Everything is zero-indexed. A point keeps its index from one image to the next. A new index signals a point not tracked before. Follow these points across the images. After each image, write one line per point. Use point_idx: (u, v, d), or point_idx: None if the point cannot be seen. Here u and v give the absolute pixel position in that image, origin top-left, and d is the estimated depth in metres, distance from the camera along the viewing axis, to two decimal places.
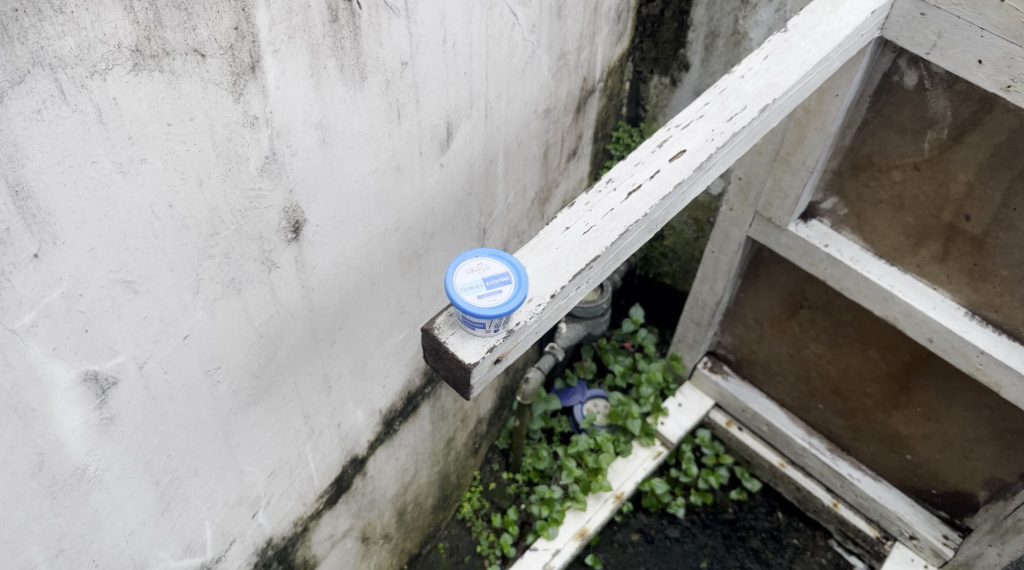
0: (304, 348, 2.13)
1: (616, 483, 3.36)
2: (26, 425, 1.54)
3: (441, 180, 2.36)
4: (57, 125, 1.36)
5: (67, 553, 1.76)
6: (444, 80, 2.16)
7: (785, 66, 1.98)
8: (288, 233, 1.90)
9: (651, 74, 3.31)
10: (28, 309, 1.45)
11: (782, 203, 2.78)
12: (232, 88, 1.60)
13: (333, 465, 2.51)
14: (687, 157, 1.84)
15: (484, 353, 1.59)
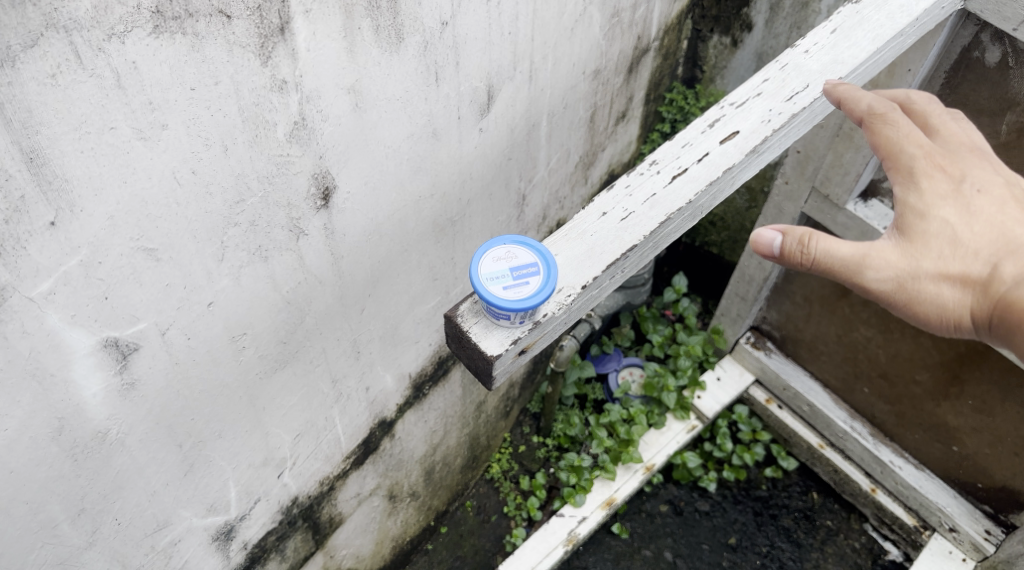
0: (332, 315, 2.09)
1: (646, 455, 3.28)
2: (46, 389, 1.52)
3: (480, 145, 2.27)
4: (73, 90, 1.30)
5: (89, 512, 1.76)
6: (488, 40, 2.05)
7: (854, 41, 1.84)
8: (317, 200, 1.83)
9: (711, 33, 3.13)
10: (45, 277, 1.41)
11: (841, 180, 2.63)
12: (260, 51, 1.52)
13: (361, 428, 2.49)
14: (739, 140, 1.73)
15: (508, 344, 1.52)
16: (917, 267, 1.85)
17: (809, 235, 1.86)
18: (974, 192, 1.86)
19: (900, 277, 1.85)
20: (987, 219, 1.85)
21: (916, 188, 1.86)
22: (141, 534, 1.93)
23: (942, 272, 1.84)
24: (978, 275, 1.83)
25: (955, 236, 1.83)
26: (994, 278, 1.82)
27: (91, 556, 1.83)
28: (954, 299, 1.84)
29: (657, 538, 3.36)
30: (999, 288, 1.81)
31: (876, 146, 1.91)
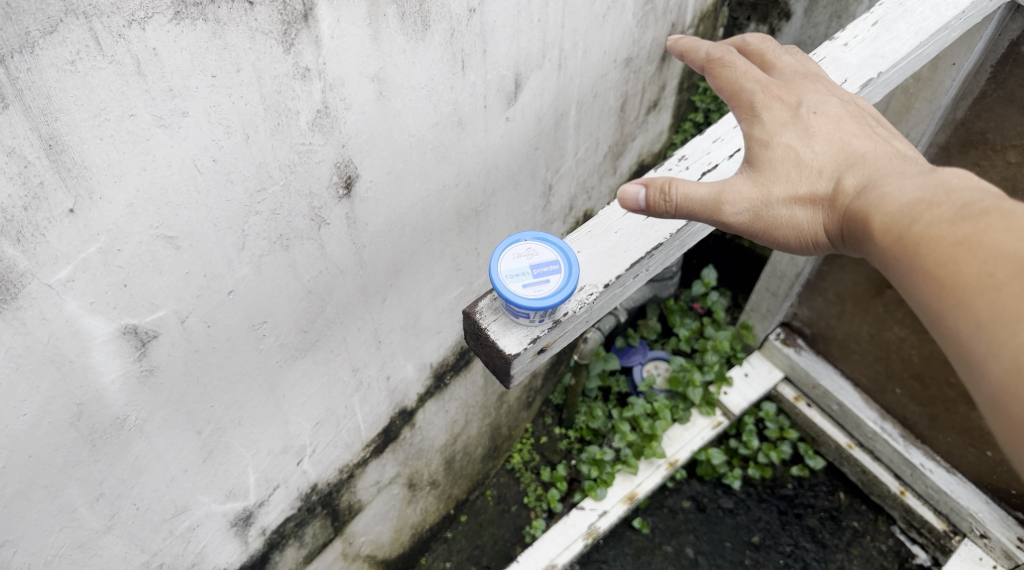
0: (354, 304, 2.08)
1: (670, 450, 3.24)
2: (64, 375, 1.52)
3: (506, 135, 2.23)
4: (93, 76, 1.29)
5: (107, 497, 1.76)
6: (516, 28, 2.00)
7: (896, 35, 1.81)
8: (340, 189, 1.81)
9: (748, 21, 3.05)
10: (64, 264, 1.41)
11: None
12: (283, 38, 1.50)
13: (381, 417, 2.48)
14: None
15: (526, 344, 1.55)
16: (769, 190, 1.67)
17: (668, 182, 1.62)
18: (812, 112, 1.71)
19: (753, 206, 1.68)
20: (826, 136, 1.69)
21: (757, 119, 1.73)
22: (160, 519, 1.94)
23: (796, 193, 1.66)
24: (824, 191, 1.65)
25: (793, 155, 1.68)
26: (835, 190, 1.63)
27: (109, 539, 1.84)
28: (805, 217, 1.66)
29: (678, 535, 3.33)
30: (844, 201, 1.61)
31: (721, 90, 1.82)
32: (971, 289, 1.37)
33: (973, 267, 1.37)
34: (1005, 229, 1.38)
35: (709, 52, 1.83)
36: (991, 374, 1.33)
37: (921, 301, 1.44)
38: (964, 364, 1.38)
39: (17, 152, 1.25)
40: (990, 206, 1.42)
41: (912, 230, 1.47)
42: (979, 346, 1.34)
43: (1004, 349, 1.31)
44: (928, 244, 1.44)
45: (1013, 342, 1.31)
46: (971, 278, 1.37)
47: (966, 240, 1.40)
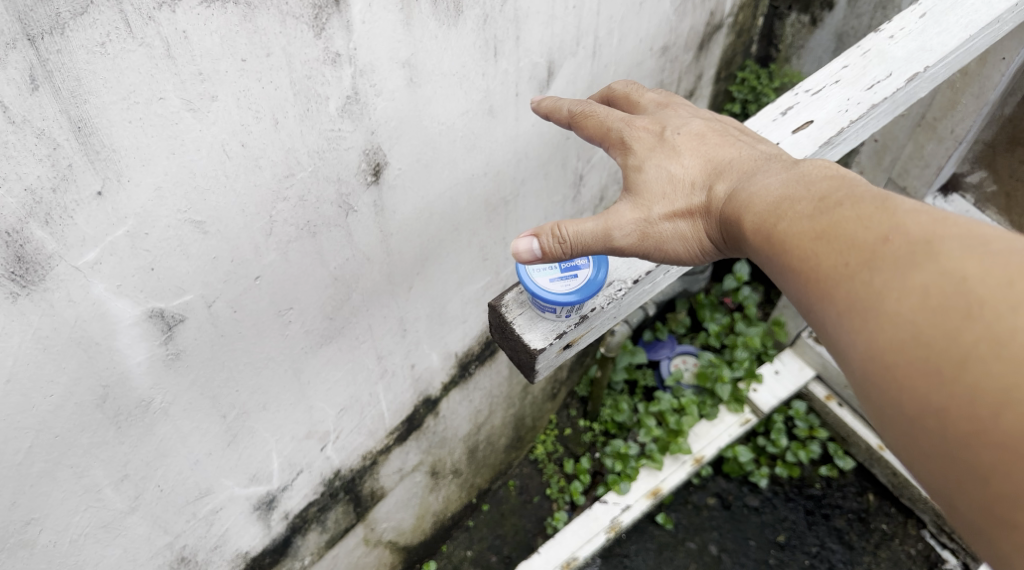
0: (380, 292, 2.07)
1: (696, 447, 3.21)
2: (91, 357, 1.53)
3: (538, 123, 2.20)
4: (122, 59, 1.28)
5: (132, 478, 1.77)
6: (550, 14, 1.97)
7: (944, 28, 1.71)
8: (368, 176, 1.79)
9: (789, 11, 2.95)
10: (92, 247, 1.40)
11: (920, 172, 2.49)
12: (314, 22, 1.48)
13: (405, 405, 2.48)
14: (813, 130, 1.63)
15: (553, 338, 1.57)
16: (648, 209, 1.60)
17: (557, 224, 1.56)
18: (677, 135, 1.67)
19: (640, 226, 1.60)
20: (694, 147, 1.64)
21: (628, 151, 1.69)
22: (183, 502, 1.95)
23: (674, 211, 1.59)
24: (700, 197, 1.58)
25: (665, 173, 1.62)
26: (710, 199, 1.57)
27: (133, 520, 1.85)
28: (685, 231, 1.59)
29: (702, 532, 3.29)
30: (717, 208, 1.55)
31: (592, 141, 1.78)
32: (832, 283, 1.29)
33: (831, 262, 1.30)
34: (859, 217, 1.31)
35: (573, 108, 1.78)
36: (862, 370, 1.24)
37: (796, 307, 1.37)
38: (842, 367, 1.29)
39: (47, 134, 1.25)
40: (847, 194, 1.36)
41: (778, 228, 1.41)
42: (847, 344, 1.26)
43: (869, 340, 1.23)
44: (789, 243, 1.37)
45: (877, 328, 1.22)
46: (831, 273, 1.30)
47: (825, 232, 1.33)
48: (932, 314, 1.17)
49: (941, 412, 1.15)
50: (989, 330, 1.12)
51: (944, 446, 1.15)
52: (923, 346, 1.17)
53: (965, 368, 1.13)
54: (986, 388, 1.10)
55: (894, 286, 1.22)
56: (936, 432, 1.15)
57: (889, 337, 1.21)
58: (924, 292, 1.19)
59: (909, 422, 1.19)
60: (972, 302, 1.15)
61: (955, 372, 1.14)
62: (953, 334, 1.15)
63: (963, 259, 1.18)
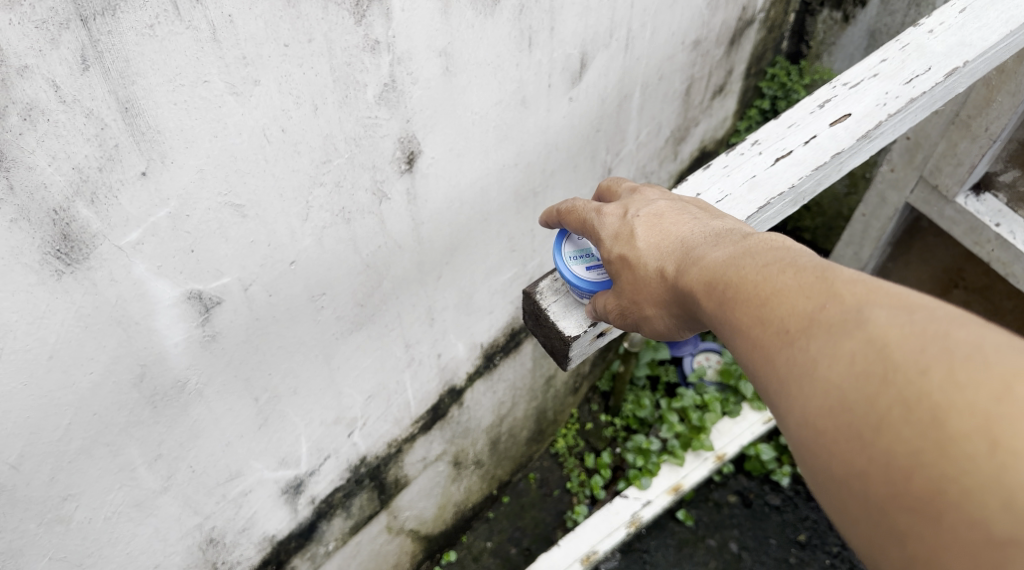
0: (410, 280, 2.09)
1: (718, 444, 3.21)
2: (130, 336, 1.55)
3: (569, 115, 2.21)
4: (170, 41, 1.29)
5: (165, 458, 1.80)
6: (586, 6, 1.97)
7: (985, 23, 1.70)
8: (402, 163, 1.81)
9: (821, 7, 2.94)
10: (134, 227, 1.43)
11: (952, 171, 2.48)
12: (355, 9, 1.49)
13: (431, 394, 2.50)
14: (851, 123, 1.62)
15: (587, 326, 1.58)
16: (621, 295, 1.47)
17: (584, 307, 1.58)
18: (638, 214, 1.49)
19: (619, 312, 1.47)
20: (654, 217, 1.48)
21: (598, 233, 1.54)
22: (214, 483, 1.97)
23: (639, 296, 1.44)
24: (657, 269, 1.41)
25: (623, 262, 1.46)
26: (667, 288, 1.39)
27: (165, 500, 1.87)
28: (656, 318, 1.44)
29: (723, 529, 3.29)
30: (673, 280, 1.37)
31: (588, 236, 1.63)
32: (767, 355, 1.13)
33: (766, 328, 1.15)
34: (797, 284, 1.16)
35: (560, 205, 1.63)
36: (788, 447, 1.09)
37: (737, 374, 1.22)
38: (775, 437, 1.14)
39: (95, 114, 1.27)
40: (790, 263, 1.20)
41: (724, 295, 1.24)
42: (778, 414, 1.11)
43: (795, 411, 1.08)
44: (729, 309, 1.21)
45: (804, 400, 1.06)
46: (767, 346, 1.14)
47: (764, 298, 1.17)
48: (856, 383, 1.02)
49: (864, 489, 1.00)
50: (911, 399, 0.97)
51: (867, 526, 1.00)
52: (845, 418, 1.02)
53: (884, 439, 0.98)
54: (904, 456, 0.96)
55: (823, 353, 1.06)
56: (859, 512, 1.01)
57: (815, 408, 1.05)
58: (853, 359, 1.03)
59: (835, 494, 1.03)
60: (892, 368, 1.00)
61: (876, 444, 0.99)
62: (876, 404, 1.00)
63: (889, 325, 1.03)
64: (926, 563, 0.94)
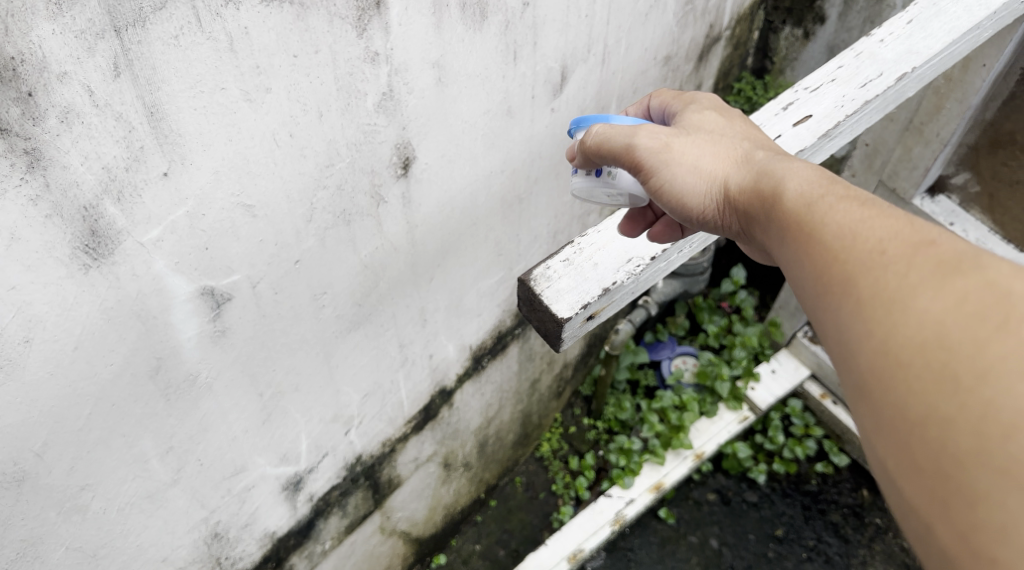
0: (404, 281, 2.20)
1: (697, 442, 3.33)
2: (148, 329, 1.65)
3: (551, 125, 2.35)
4: (192, 51, 1.41)
5: (176, 451, 1.89)
6: (565, 22, 2.12)
7: (930, 33, 1.87)
8: (398, 169, 1.93)
9: (783, 25, 3.12)
10: (156, 224, 1.53)
11: (909, 174, 2.65)
12: (357, 23, 1.61)
13: (423, 394, 2.61)
14: (812, 123, 1.78)
15: (578, 309, 1.72)
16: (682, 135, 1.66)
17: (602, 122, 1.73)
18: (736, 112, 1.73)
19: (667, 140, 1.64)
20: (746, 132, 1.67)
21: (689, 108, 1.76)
22: (220, 477, 2.06)
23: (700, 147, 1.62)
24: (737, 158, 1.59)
25: (716, 121, 1.68)
26: (745, 159, 1.58)
27: (175, 493, 1.96)
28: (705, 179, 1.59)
29: (703, 526, 3.41)
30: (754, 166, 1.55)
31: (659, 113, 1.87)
32: (862, 272, 1.22)
33: (868, 255, 1.23)
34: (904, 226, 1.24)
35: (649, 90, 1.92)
36: (867, 369, 1.17)
37: (811, 304, 1.30)
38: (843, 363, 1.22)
39: (124, 118, 1.38)
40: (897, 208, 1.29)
41: (819, 216, 1.34)
42: (859, 340, 1.19)
43: (884, 339, 1.16)
44: (824, 241, 1.30)
45: (900, 327, 1.14)
46: (865, 266, 1.22)
47: (868, 227, 1.27)
48: (959, 327, 1.10)
49: (939, 426, 1.07)
50: (1010, 357, 1.05)
51: (937, 459, 1.07)
52: (948, 355, 1.09)
53: (973, 388, 1.06)
54: (998, 412, 1.03)
55: (931, 291, 1.14)
56: (933, 445, 1.07)
57: (915, 337, 1.13)
58: (960, 306, 1.11)
59: (905, 429, 1.11)
60: (1008, 319, 1.07)
61: (963, 386, 1.07)
62: (973, 350, 1.08)
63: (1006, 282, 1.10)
64: (993, 514, 1.00)
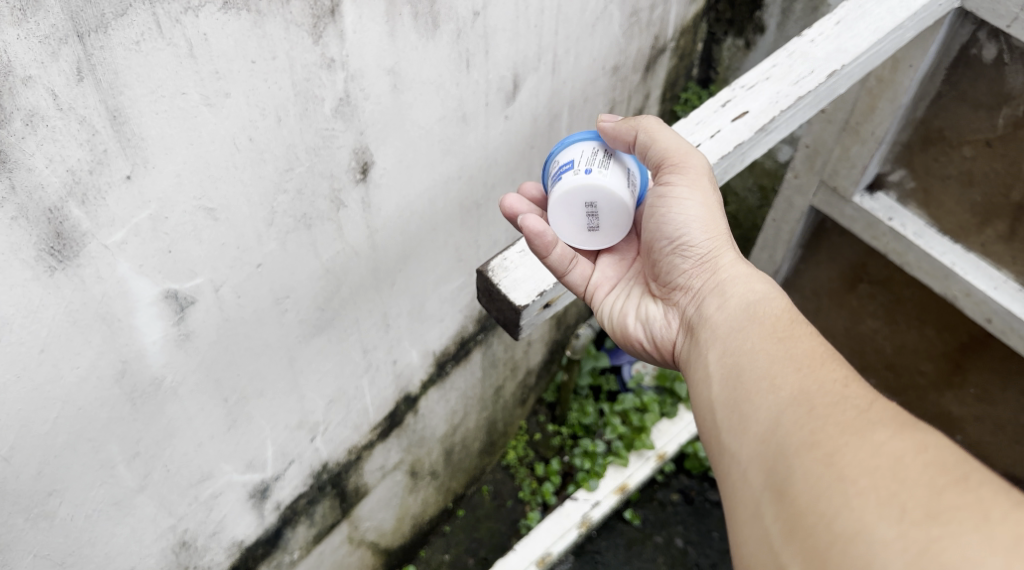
0: (366, 286, 2.25)
1: (659, 443, 3.39)
2: (114, 332, 1.68)
3: (505, 132, 2.43)
4: (152, 56, 1.45)
5: (142, 456, 1.90)
6: (515, 32, 2.19)
7: (857, 33, 2.00)
8: (357, 173, 1.99)
9: (725, 36, 3.25)
10: (119, 227, 1.57)
11: (848, 172, 2.89)
12: (313, 30, 1.67)
13: (387, 400, 2.65)
14: (749, 119, 1.93)
15: (534, 297, 1.88)
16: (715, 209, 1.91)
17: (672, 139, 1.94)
18: None
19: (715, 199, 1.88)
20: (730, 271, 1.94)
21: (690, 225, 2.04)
22: (187, 484, 2.08)
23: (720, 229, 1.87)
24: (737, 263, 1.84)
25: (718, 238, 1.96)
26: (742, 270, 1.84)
27: (142, 499, 1.97)
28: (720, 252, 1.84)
29: (668, 526, 3.48)
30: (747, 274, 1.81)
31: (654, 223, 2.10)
32: (838, 407, 1.45)
33: (846, 399, 1.47)
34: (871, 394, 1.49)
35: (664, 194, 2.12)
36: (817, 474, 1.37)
37: (775, 410, 1.51)
38: (785, 460, 1.42)
39: (88, 121, 1.42)
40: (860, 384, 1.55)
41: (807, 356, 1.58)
42: (817, 449, 1.39)
43: (841, 453, 1.37)
44: (809, 374, 1.53)
45: (861, 451, 1.36)
46: (839, 403, 1.46)
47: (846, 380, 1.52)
48: (913, 467, 1.31)
49: (868, 541, 1.27)
50: (956, 508, 1.24)
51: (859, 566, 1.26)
52: (901, 480, 1.30)
53: (915, 521, 1.25)
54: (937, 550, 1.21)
55: (892, 437, 1.36)
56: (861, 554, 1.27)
57: (876, 461, 1.34)
58: (918, 452, 1.33)
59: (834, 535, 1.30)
60: (961, 478, 1.28)
61: (905, 516, 1.26)
62: (926, 490, 1.27)
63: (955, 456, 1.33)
64: None
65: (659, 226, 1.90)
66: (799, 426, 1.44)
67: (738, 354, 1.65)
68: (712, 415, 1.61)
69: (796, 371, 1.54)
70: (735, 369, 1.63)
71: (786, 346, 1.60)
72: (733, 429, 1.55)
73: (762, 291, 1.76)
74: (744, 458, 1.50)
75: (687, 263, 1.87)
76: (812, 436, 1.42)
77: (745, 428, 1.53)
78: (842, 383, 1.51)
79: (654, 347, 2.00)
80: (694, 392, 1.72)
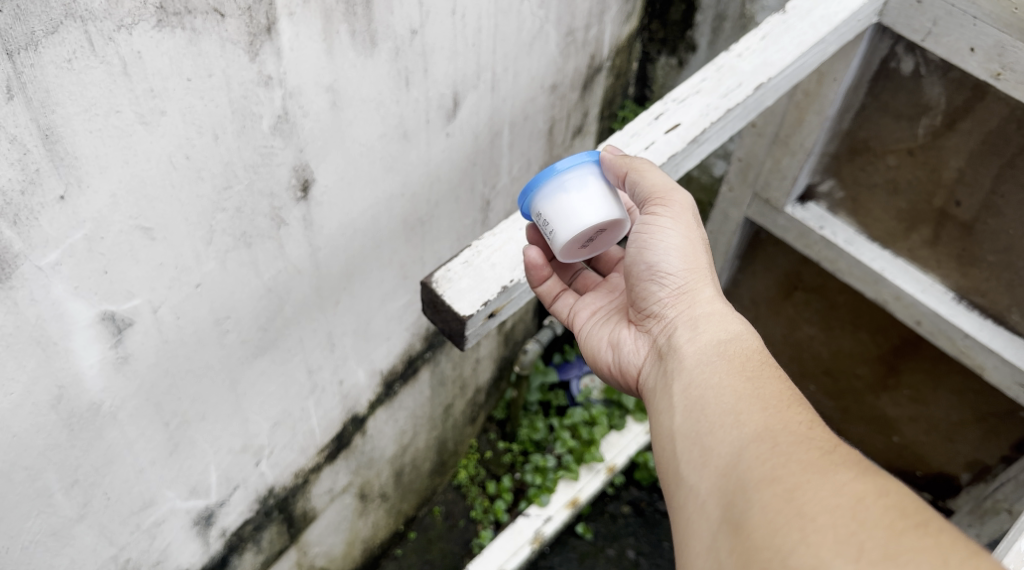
0: (310, 305, 2.25)
1: (608, 455, 3.44)
2: (49, 356, 1.65)
3: (447, 149, 2.45)
4: (85, 74, 1.44)
5: (81, 484, 1.86)
6: (453, 50, 2.22)
7: (782, 47, 2.10)
8: (297, 191, 1.99)
9: (659, 55, 3.33)
10: (53, 248, 1.55)
11: (780, 184, 2.99)
12: (249, 48, 1.67)
13: (334, 422, 2.63)
14: (682, 130, 2.00)
15: (479, 306, 1.89)
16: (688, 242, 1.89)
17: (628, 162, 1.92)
18: None
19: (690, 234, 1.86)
20: None
21: None
22: (128, 512, 2.04)
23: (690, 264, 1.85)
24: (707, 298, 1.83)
25: None
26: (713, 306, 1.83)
27: (81, 529, 1.93)
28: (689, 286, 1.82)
29: (620, 538, 3.50)
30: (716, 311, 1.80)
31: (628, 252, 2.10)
32: (807, 446, 1.43)
33: (815, 439, 1.45)
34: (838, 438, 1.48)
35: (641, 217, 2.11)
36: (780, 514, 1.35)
37: (744, 444, 1.48)
38: (745, 494, 1.41)
39: (18, 140, 1.41)
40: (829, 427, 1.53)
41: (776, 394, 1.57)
42: (782, 486, 1.37)
43: (802, 490, 1.35)
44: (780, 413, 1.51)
45: (829, 492, 1.34)
46: (809, 443, 1.44)
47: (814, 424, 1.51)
48: (874, 508, 1.30)
49: None
50: (914, 551, 1.24)
51: None
52: (862, 524, 1.28)
53: (872, 561, 1.24)
54: None
55: (859, 482, 1.35)
56: None
57: (840, 501, 1.32)
58: (879, 495, 1.32)
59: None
60: (922, 525, 1.27)
61: (863, 557, 1.25)
62: (885, 533, 1.27)
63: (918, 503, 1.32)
64: None
65: (639, 252, 1.88)
66: (760, 463, 1.43)
67: (701, 389, 1.64)
68: (672, 446, 1.60)
69: (761, 408, 1.53)
70: (699, 402, 1.62)
71: (751, 384, 1.59)
72: (694, 460, 1.54)
73: (731, 330, 1.74)
74: (703, 489, 1.49)
75: (663, 292, 1.85)
76: (778, 471, 1.40)
77: (706, 460, 1.52)
78: (807, 425, 1.50)
79: (618, 369, 2.02)
80: (655, 423, 1.71)
